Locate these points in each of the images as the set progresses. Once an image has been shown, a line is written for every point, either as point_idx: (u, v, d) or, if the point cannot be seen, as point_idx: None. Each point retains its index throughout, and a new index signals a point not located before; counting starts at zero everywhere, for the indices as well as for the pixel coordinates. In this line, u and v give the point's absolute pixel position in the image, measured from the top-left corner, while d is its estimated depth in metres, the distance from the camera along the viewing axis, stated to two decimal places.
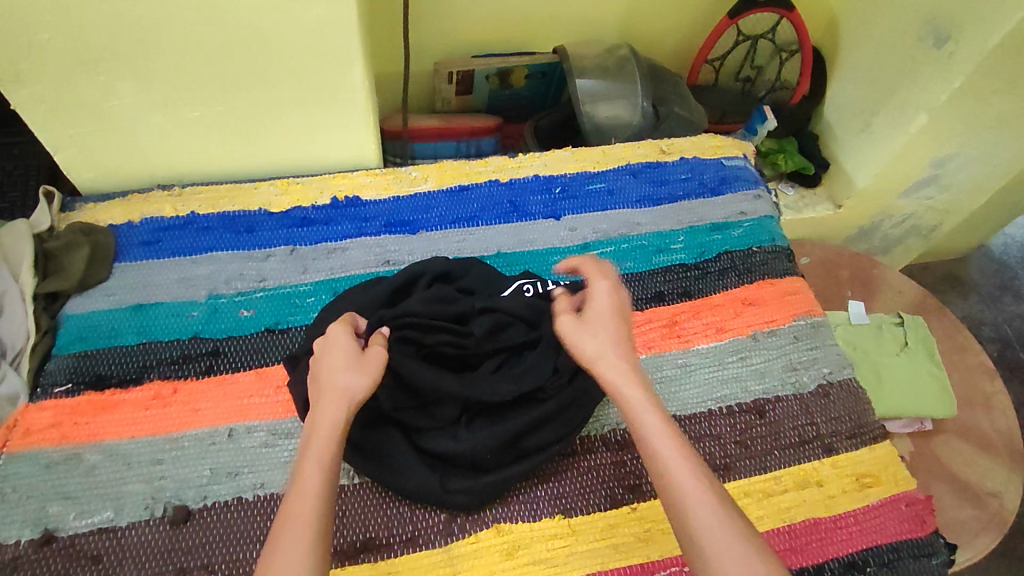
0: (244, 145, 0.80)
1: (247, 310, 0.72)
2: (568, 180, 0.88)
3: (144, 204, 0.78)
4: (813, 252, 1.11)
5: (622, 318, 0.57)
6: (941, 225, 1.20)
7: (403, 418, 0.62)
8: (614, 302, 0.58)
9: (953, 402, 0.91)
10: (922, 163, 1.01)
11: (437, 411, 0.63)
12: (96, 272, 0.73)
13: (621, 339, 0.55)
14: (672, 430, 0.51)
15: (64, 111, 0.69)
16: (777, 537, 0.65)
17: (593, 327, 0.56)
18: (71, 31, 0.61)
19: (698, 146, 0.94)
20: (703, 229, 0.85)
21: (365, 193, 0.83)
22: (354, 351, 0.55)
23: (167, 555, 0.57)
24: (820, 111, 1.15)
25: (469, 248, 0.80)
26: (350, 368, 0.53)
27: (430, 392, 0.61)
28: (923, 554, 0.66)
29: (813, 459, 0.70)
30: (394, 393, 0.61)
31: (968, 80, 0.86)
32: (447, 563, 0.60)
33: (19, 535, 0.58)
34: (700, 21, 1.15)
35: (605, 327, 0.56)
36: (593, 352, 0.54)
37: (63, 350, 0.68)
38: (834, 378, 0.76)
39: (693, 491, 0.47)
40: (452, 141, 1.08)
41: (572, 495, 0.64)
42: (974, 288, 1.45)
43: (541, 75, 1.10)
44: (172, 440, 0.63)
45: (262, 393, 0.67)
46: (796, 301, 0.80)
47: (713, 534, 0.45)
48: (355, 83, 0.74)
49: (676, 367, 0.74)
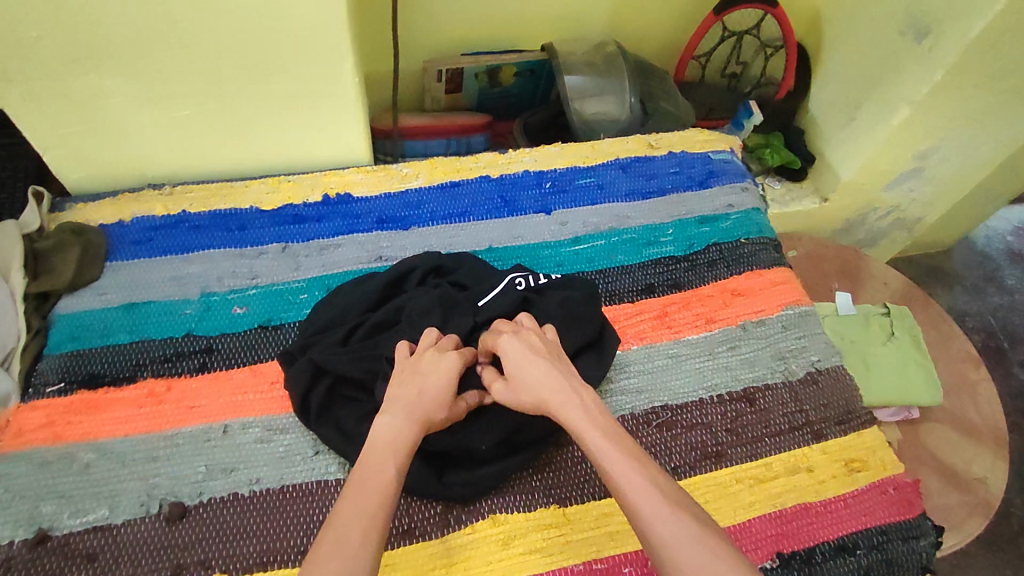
0: (235, 143, 0.80)
1: (240, 307, 0.72)
2: (558, 175, 0.89)
3: (135, 204, 0.78)
4: (800, 245, 1.12)
5: (541, 359, 0.59)
6: (925, 218, 1.22)
7: None
8: (526, 348, 0.59)
9: (938, 389, 0.93)
10: (905, 155, 1.03)
11: None
12: (88, 272, 0.72)
13: (548, 378, 0.57)
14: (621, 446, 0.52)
15: (55, 111, 0.69)
16: (768, 522, 0.66)
17: (529, 371, 0.58)
18: (60, 29, 0.61)
19: (685, 141, 0.95)
20: (692, 221, 0.86)
21: (357, 190, 0.83)
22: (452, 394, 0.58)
23: (164, 552, 0.57)
24: (805, 105, 1.17)
25: (461, 244, 0.81)
26: (443, 406, 0.56)
27: None
28: (912, 536, 0.67)
29: (803, 445, 0.71)
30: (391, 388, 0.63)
31: (948, 73, 0.87)
32: (444, 554, 0.60)
33: (12, 535, 0.57)
34: (685, 18, 1.17)
35: (530, 375, 0.58)
36: (538, 395, 0.57)
37: (54, 350, 0.68)
38: (822, 365, 0.77)
39: (647, 503, 0.48)
40: (443, 139, 1.09)
41: (566, 485, 0.65)
42: (959, 280, 1.47)
43: (530, 73, 1.11)
44: (166, 437, 0.63)
45: (257, 389, 0.67)
46: (784, 291, 0.81)
47: (677, 546, 0.45)
48: (346, 80, 0.75)
49: (668, 357, 0.75)
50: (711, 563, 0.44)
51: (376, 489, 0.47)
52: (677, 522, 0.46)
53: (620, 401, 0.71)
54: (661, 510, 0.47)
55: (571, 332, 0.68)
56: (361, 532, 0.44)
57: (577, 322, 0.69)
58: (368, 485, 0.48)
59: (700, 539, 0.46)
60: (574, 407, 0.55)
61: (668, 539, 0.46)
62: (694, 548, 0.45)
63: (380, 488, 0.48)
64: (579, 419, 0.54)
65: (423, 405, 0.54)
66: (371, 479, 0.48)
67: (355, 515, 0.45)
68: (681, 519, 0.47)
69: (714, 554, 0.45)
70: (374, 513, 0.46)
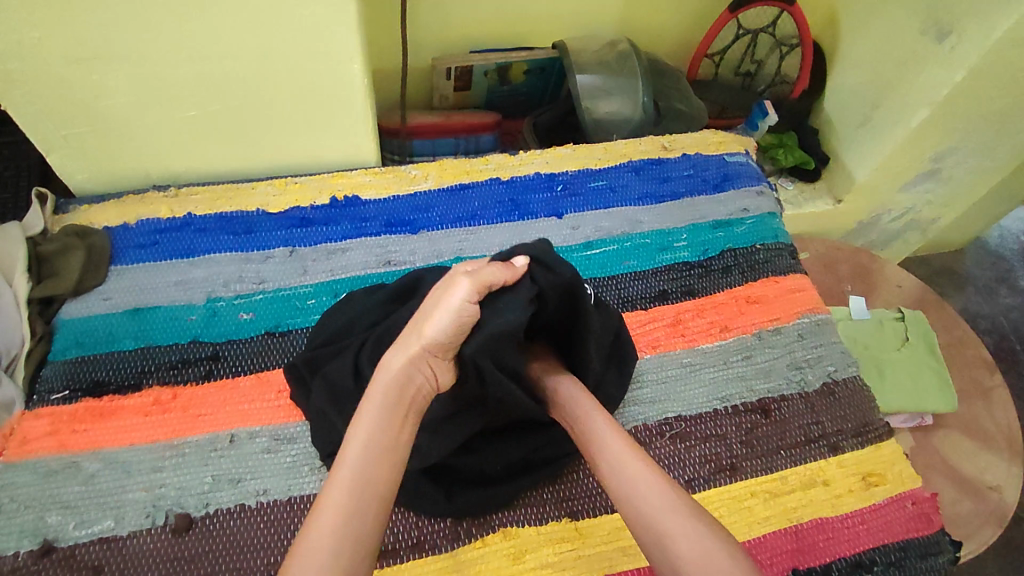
0: (241, 144, 0.78)
1: (247, 313, 0.71)
2: (569, 178, 0.87)
3: (140, 206, 0.77)
4: (813, 247, 1.10)
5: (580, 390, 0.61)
6: (939, 220, 1.19)
7: None
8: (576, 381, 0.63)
9: (953, 397, 0.92)
10: (922, 157, 1.01)
11: None
12: (92, 276, 0.71)
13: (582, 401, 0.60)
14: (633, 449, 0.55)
15: (58, 112, 0.68)
16: (784, 537, 0.65)
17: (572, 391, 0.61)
18: (62, 30, 0.60)
19: (700, 143, 0.94)
20: (706, 226, 0.85)
21: (365, 192, 0.82)
22: (442, 293, 0.55)
23: (170, 564, 0.56)
24: (820, 105, 1.15)
25: (470, 248, 0.79)
26: (429, 313, 0.54)
27: None
28: (930, 553, 0.66)
29: (818, 458, 0.70)
30: None
31: (969, 75, 0.85)
32: (454, 568, 0.59)
33: (17, 546, 0.57)
34: (699, 15, 1.14)
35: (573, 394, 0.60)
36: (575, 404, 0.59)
37: (59, 356, 0.67)
38: (839, 376, 0.75)
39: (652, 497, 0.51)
40: (450, 138, 1.07)
41: (578, 498, 0.64)
42: (971, 281, 1.45)
43: (540, 70, 1.09)
44: (173, 447, 0.62)
45: (264, 397, 0.66)
46: (800, 299, 0.80)
47: (670, 529, 0.48)
48: (353, 81, 0.73)
49: (682, 366, 0.73)
50: (698, 535, 0.48)
51: (345, 503, 0.46)
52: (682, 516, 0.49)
53: (633, 412, 0.70)
54: (654, 485, 0.51)
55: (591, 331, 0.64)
56: (328, 550, 0.43)
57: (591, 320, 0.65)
58: (337, 504, 0.46)
59: (691, 514, 0.49)
60: (585, 398, 0.60)
61: (659, 512, 0.50)
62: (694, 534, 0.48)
63: (347, 504, 0.46)
64: (585, 403, 0.59)
65: (397, 366, 0.53)
66: (337, 497, 0.46)
67: (323, 539, 0.44)
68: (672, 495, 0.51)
69: (701, 528, 0.48)
70: (346, 536, 0.44)
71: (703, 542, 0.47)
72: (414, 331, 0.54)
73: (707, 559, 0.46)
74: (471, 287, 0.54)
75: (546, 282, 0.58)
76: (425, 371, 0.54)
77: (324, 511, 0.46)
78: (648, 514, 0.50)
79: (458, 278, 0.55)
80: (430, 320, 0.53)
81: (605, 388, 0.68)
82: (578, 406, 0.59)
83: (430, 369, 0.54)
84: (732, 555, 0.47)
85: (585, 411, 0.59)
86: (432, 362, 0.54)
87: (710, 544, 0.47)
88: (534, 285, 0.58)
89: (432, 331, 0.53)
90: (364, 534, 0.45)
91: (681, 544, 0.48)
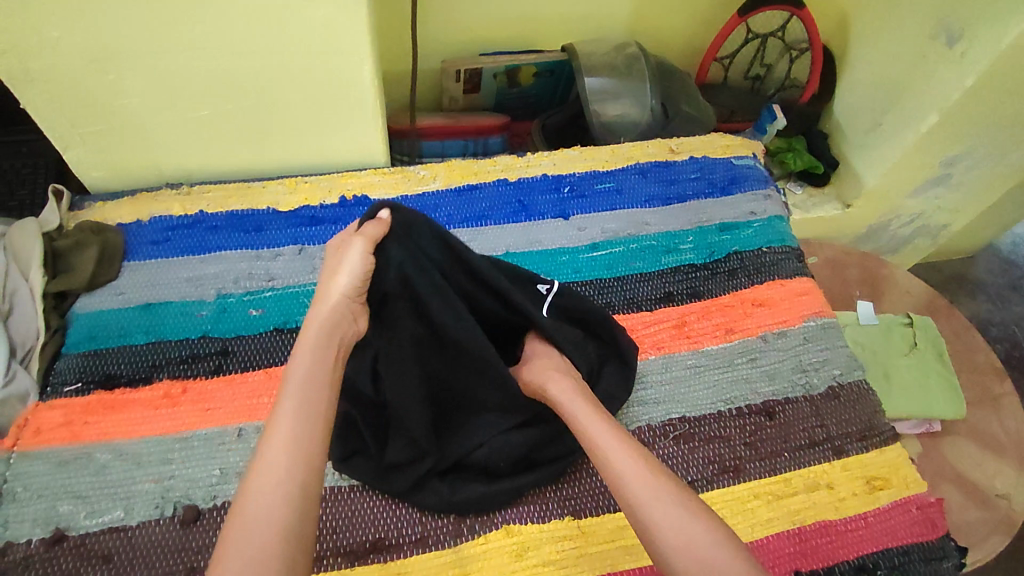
0: (252, 144, 0.80)
1: (256, 310, 0.72)
2: (576, 179, 0.87)
3: (153, 203, 0.78)
4: (821, 251, 1.10)
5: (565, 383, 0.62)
6: (950, 226, 1.18)
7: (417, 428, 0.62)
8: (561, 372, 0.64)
9: (962, 404, 0.91)
10: (933, 162, 1.00)
11: (458, 421, 0.65)
12: (106, 273, 0.73)
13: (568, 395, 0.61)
14: (620, 439, 0.56)
15: (75, 110, 0.69)
16: (786, 539, 0.65)
17: (561, 385, 0.62)
18: (81, 30, 0.61)
19: (707, 146, 0.94)
20: (712, 228, 0.85)
21: (374, 192, 0.83)
22: (340, 254, 0.57)
23: (177, 554, 0.57)
24: (829, 110, 1.15)
25: (478, 248, 0.80)
26: (333, 273, 0.56)
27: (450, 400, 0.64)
28: (934, 557, 0.66)
29: (823, 461, 0.70)
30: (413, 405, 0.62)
31: (980, 80, 0.85)
32: (458, 564, 0.59)
33: (30, 533, 0.58)
34: (708, 19, 1.15)
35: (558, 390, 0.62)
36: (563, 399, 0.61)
37: (72, 349, 0.68)
38: (845, 380, 0.75)
39: (638, 485, 0.52)
40: (459, 140, 1.08)
41: (582, 496, 0.65)
42: (983, 288, 1.44)
43: (549, 73, 1.09)
44: (182, 440, 0.63)
45: (272, 392, 0.67)
46: (806, 302, 0.80)
47: (657, 515, 0.50)
48: (364, 82, 0.74)
49: (687, 368, 0.74)
50: (685, 523, 0.49)
51: (296, 427, 0.48)
52: (667, 502, 0.50)
53: (637, 412, 0.70)
54: (643, 475, 0.52)
55: (518, 287, 0.67)
56: (288, 469, 0.46)
57: (519, 282, 0.68)
58: (289, 429, 0.47)
59: (678, 502, 0.50)
60: (565, 379, 0.63)
61: (648, 500, 0.51)
62: (679, 519, 0.49)
63: (294, 434, 0.47)
64: (569, 393, 0.61)
65: (324, 315, 0.55)
66: (284, 427, 0.47)
67: (274, 471, 0.45)
68: (661, 483, 0.52)
69: (686, 513, 0.50)
70: (301, 455, 0.47)
71: (689, 529, 0.48)
72: (326, 286, 0.56)
73: (690, 544, 0.48)
74: (365, 242, 0.57)
75: (423, 231, 0.60)
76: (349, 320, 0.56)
77: (275, 436, 0.47)
78: (636, 502, 0.51)
79: (351, 238, 0.58)
80: (338, 273, 0.56)
81: (609, 385, 0.69)
82: (566, 398, 0.61)
83: (352, 316, 0.57)
84: (718, 540, 0.48)
85: (571, 402, 0.60)
86: (353, 309, 0.57)
87: (693, 529, 0.48)
88: (410, 237, 0.59)
89: (343, 285, 0.56)
90: (317, 456, 0.48)
91: (668, 532, 0.49)
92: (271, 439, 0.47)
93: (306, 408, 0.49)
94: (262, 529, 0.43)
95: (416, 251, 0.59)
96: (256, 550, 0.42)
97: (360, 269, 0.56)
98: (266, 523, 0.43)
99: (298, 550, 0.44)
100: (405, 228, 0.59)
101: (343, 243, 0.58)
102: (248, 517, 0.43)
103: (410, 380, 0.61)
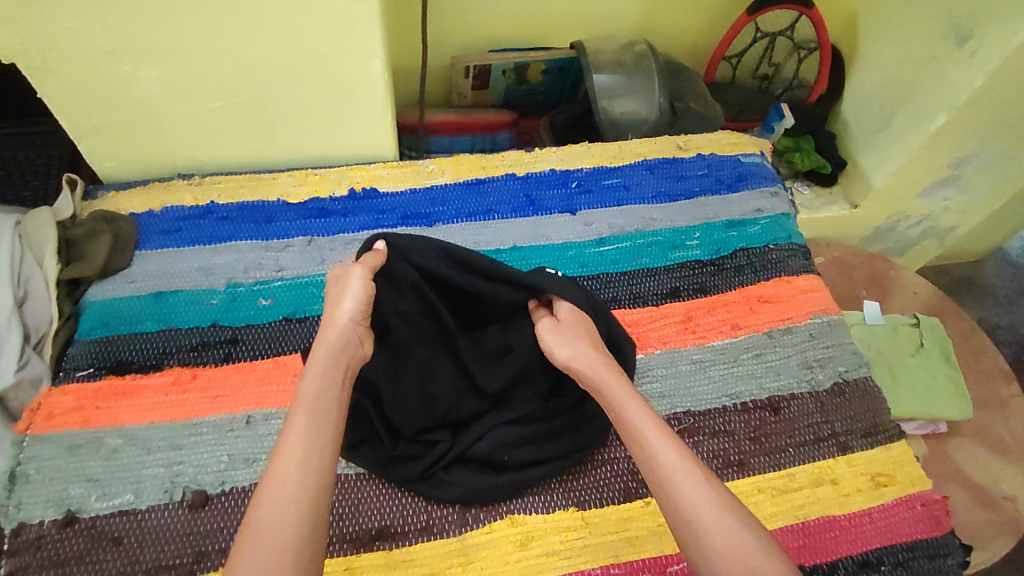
0: (264, 137, 0.81)
1: (266, 299, 0.73)
2: (584, 175, 0.88)
3: (165, 194, 0.79)
4: (827, 251, 1.10)
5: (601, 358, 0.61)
6: (958, 228, 1.18)
7: (428, 436, 0.65)
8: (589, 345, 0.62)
9: (968, 404, 0.91)
10: (941, 163, 1.00)
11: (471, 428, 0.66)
12: (118, 260, 0.73)
13: (606, 371, 0.59)
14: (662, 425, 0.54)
15: (92, 102, 0.70)
16: (790, 534, 0.65)
17: (599, 365, 0.60)
18: (98, 22, 0.62)
19: (715, 143, 0.94)
20: (719, 225, 0.85)
21: (383, 185, 0.84)
22: (345, 280, 0.59)
23: (186, 538, 0.58)
24: (837, 109, 1.14)
25: (485, 242, 0.80)
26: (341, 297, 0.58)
27: (458, 410, 0.65)
28: (938, 554, 0.66)
29: (827, 457, 0.70)
30: (413, 419, 0.63)
31: (990, 80, 0.85)
32: (462, 552, 0.60)
33: (43, 515, 0.59)
34: (718, 16, 1.15)
35: (596, 367, 0.59)
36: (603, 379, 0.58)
37: (85, 335, 0.69)
38: (850, 376, 0.75)
39: (680, 471, 0.50)
40: (468, 135, 1.09)
41: (586, 488, 0.65)
42: (991, 292, 1.43)
43: (557, 70, 1.10)
44: (191, 426, 0.64)
45: (280, 380, 0.67)
46: (812, 300, 0.80)
47: (700, 508, 0.48)
48: (374, 75, 0.75)
49: (693, 362, 0.74)
50: (724, 517, 0.47)
51: (306, 443, 0.49)
52: (709, 495, 0.48)
53: None
54: (687, 468, 0.50)
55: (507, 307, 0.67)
56: (298, 482, 0.46)
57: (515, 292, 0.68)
58: (299, 443, 0.48)
59: (720, 499, 0.48)
60: (603, 363, 0.60)
61: (687, 490, 0.49)
62: (720, 512, 0.47)
63: (306, 444, 0.48)
64: (609, 376, 0.59)
65: (331, 339, 0.55)
66: (297, 436, 0.49)
67: (287, 481, 0.46)
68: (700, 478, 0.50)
69: (723, 508, 0.48)
70: (310, 468, 0.48)
71: (728, 526, 0.47)
72: (330, 313, 0.57)
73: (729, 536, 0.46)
74: (364, 270, 0.59)
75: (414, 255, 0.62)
76: (358, 341, 0.57)
77: (286, 452, 0.48)
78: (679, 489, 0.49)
79: (351, 267, 0.59)
80: (343, 298, 0.58)
81: None
82: (604, 376, 0.59)
83: (359, 338, 0.58)
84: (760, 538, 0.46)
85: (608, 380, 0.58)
86: (360, 331, 0.58)
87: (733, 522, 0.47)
88: (404, 267, 0.62)
89: (350, 307, 0.57)
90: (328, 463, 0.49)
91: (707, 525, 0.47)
92: (282, 454, 0.48)
93: (314, 422, 0.50)
94: (274, 540, 0.44)
95: (404, 284, 0.61)
96: (267, 561, 0.42)
97: (365, 293, 0.58)
98: (278, 534, 0.44)
99: (309, 562, 0.44)
100: (410, 258, 0.62)
101: (344, 272, 0.60)
102: (260, 527, 0.44)
103: (413, 394, 0.63)
